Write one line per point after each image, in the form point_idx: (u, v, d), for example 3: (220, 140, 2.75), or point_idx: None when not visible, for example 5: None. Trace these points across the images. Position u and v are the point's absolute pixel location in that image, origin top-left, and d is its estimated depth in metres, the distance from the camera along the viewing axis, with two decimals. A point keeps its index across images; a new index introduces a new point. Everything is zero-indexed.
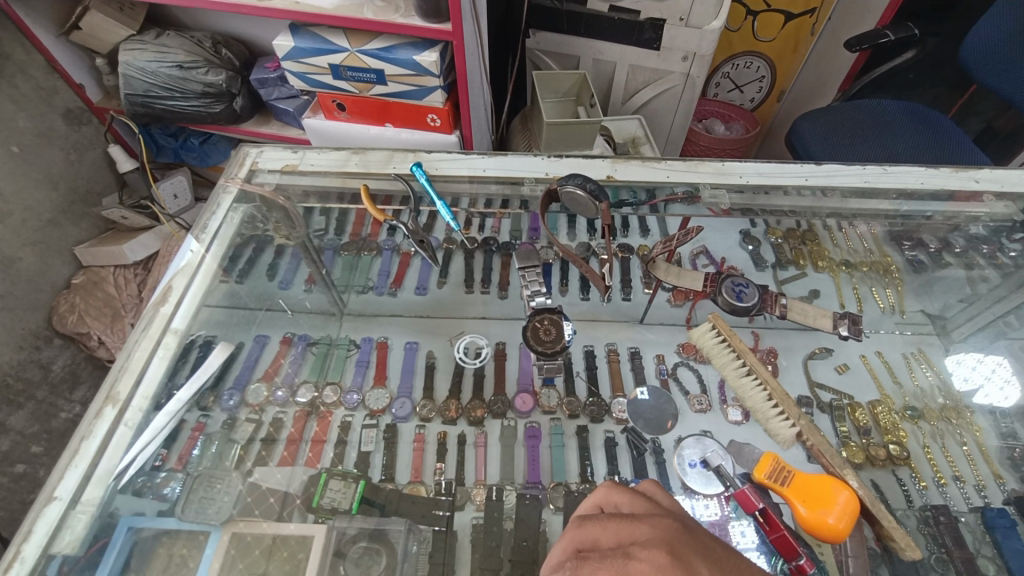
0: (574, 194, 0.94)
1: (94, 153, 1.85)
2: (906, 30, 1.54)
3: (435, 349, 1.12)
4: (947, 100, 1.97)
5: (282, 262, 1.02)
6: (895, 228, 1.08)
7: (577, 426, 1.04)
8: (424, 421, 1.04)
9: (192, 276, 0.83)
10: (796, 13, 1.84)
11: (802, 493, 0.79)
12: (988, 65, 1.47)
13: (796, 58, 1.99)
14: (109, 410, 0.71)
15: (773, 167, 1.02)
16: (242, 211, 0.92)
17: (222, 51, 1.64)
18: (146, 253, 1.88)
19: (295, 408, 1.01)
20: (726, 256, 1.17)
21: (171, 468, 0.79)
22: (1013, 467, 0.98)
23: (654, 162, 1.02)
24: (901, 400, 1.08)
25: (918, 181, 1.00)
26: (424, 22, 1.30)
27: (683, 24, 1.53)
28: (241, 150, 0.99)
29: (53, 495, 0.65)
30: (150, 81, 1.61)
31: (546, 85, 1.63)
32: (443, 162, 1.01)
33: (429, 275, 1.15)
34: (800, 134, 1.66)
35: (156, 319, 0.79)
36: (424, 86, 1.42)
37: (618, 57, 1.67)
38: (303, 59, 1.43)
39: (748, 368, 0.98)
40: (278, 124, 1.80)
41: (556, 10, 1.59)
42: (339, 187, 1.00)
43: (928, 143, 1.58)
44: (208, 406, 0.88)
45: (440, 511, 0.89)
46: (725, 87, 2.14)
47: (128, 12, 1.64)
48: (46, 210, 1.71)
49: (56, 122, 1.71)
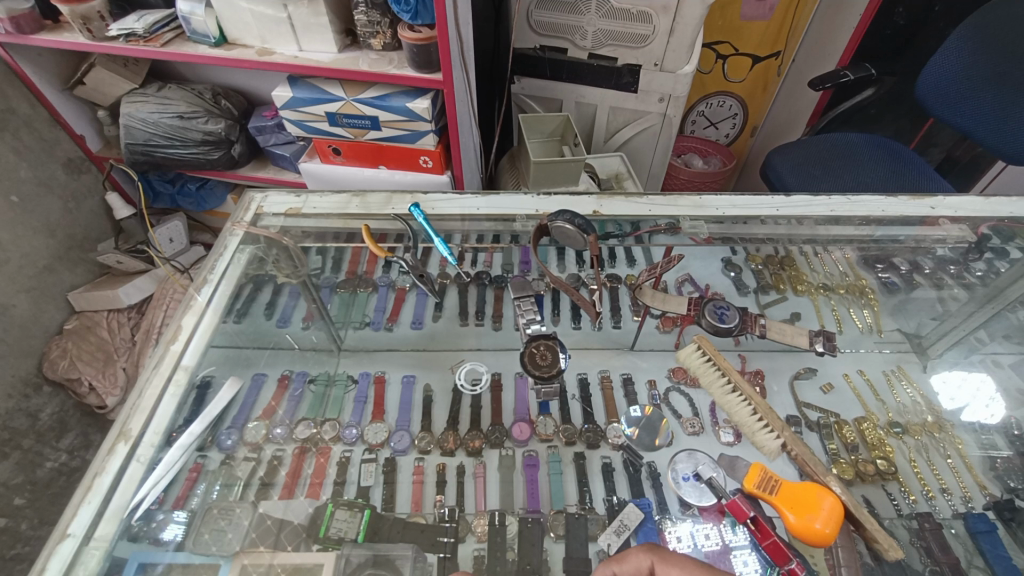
0: (564, 228, 1.00)
1: (92, 201, 1.89)
2: (864, 70, 1.65)
3: (432, 381, 1.14)
4: (909, 133, 2.11)
5: (280, 301, 1.06)
6: (867, 253, 1.15)
7: (575, 453, 1.05)
8: (423, 453, 1.05)
9: (201, 315, 0.86)
10: (763, 57, 1.98)
11: (790, 501, 0.82)
12: (944, 99, 1.58)
13: (766, 97, 2.13)
14: (121, 446, 0.73)
15: (748, 199, 1.08)
16: (248, 252, 0.96)
17: (221, 102, 1.72)
18: (141, 296, 1.91)
19: (293, 445, 1.01)
20: (709, 282, 1.23)
21: (168, 509, 0.78)
22: (997, 478, 1.02)
23: (637, 197, 1.08)
24: (885, 416, 1.12)
25: (882, 208, 1.06)
26: (417, 73, 1.38)
27: (658, 69, 1.64)
28: (246, 195, 1.04)
29: (66, 532, 0.66)
30: (150, 130, 1.67)
31: (532, 127, 1.72)
32: (438, 202, 1.06)
33: (425, 309, 1.18)
34: (774, 168, 1.75)
35: (166, 356, 0.81)
36: (415, 130, 1.50)
37: (599, 100, 1.77)
38: (300, 108, 1.50)
39: (733, 386, 1.02)
40: (274, 169, 1.87)
41: (540, 58, 1.70)
42: (338, 228, 1.04)
43: (893, 172, 1.68)
44: (206, 446, 0.86)
45: (444, 538, 0.91)
46: (700, 125, 2.26)
47: (132, 68, 1.71)
48: (42, 256, 1.73)
49: (57, 171, 1.75)
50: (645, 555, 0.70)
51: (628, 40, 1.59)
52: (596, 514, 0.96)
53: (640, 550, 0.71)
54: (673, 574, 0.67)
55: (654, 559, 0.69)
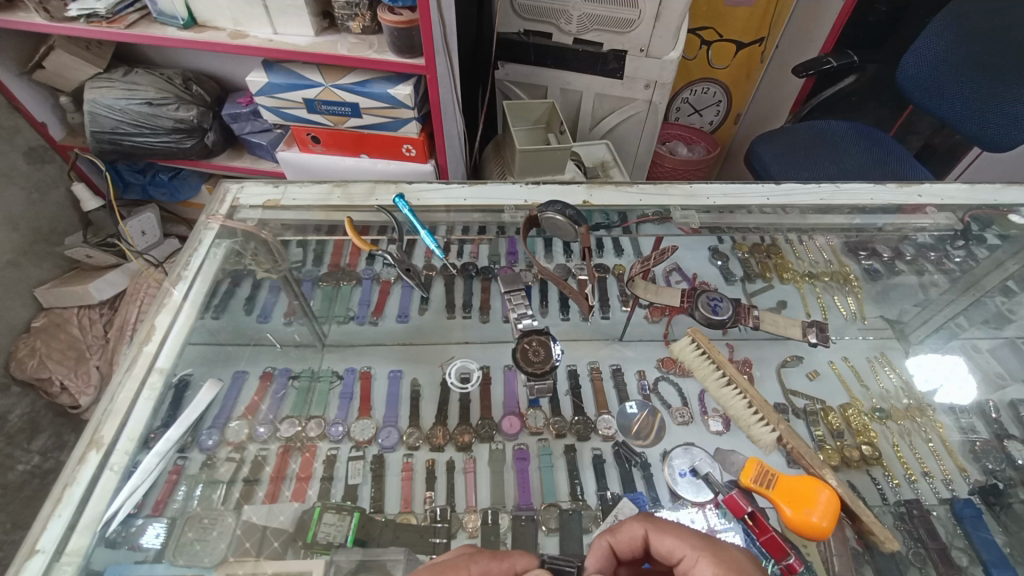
0: (555, 220, 0.98)
1: (57, 192, 1.80)
2: (846, 57, 1.65)
3: (419, 375, 1.11)
4: (888, 120, 2.13)
5: (259, 296, 1.01)
6: (851, 240, 1.16)
7: (565, 446, 1.04)
8: (411, 449, 1.03)
9: (177, 313, 0.84)
10: (747, 43, 1.97)
11: (786, 494, 0.84)
12: (922, 89, 1.60)
13: (749, 84, 2.13)
14: (94, 454, 0.70)
15: (737, 188, 1.08)
16: (225, 247, 0.94)
17: (193, 88, 1.64)
18: (114, 291, 1.83)
19: (277, 444, 0.97)
20: (697, 271, 1.22)
21: (147, 514, 0.75)
22: (975, 459, 1.04)
23: (627, 186, 1.07)
24: (869, 402, 1.13)
25: (869, 197, 1.07)
26: (398, 58, 1.34)
27: (644, 55, 1.62)
28: (222, 186, 1.01)
29: (36, 547, 0.63)
30: (118, 118, 1.59)
31: (517, 114, 1.69)
32: (423, 192, 1.04)
33: (411, 301, 1.16)
34: (758, 156, 1.74)
35: (140, 358, 0.79)
36: (398, 117, 1.46)
37: (585, 87, 1.74)
38: (277, 94, 1.45)
39: (728, 378, 1.03)
40: (250, 158, 1.81)
41: (524, 44, 1.66)
42: (320, 220, 1.02)
43: (875, 160, 1.70)
44: (186, 447, 0.83)
45: (436, 538, 0.89)
46: (685, 112, 2.25)
47: (96, 50, 1.62)
48: (5, 251, 1.66)
49: (18, 161, 1.67)
50: (641, 524, 0.66)
51: (612, 25, 1.56)
52: (588, 508, 0.95)
53: (635, 520, 0.67)
54: (666, 541, 0.63)
55: (648, 528, 0.65)
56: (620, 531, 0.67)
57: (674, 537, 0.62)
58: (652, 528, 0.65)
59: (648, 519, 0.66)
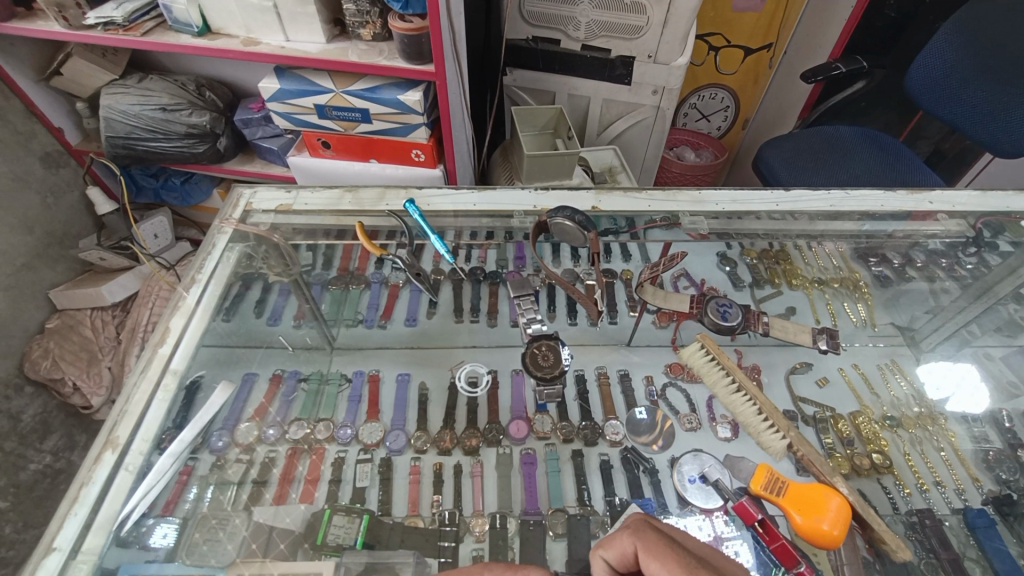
0: (563, 225, 0.99)
1: (71, 195, 1.83)
2: (855, 63, 1.64)
3: (426, 379, 1.12)
4: (898, 126, 2.12)
5: (270, 299, 1.03)
6: (860, 246, 1.15)
7: (572, 451, 1.05)
8: (419, 453, 1.03)
9: (190, 316, 0.85)
10: (755, 49, 1.97)
11: (796, 501, 0.84)
12: (934, 94, 1.58)
13: (757, 90, 2.13)
14: (109, 454, 0.71)
15: (745, 194, 1.08)
16: (238, 251, 0.95)
17: (205, 94, 1.66)
18: (126, 294, 1.87)
19: (285, 446, 0.98)
20: (705, 277, 1.21)
21: (157, 514, 0.76)
22: (988, 469, 1.03)
23: (635, 192, 1.08)
24: (880, 410, 1.12)
25: (878, 203, 1.07)
26: (408, 64, 1.35)
27: (651, 61, 1.62)
28: (234, 191, 1.02)
29: (52, 545, 0.64)
30: (132, 123, 1.62)
31: (525, 119, 1.69)
32: (433, 198, 1.06)
33: (419, 305, 1.16)
34: (766, 161, 1.74)
35: (154, 360, 0.79)
36: (407, 123, 1.47)
37: (592, 92, 1.75)
38: (288, 100, 1.46)
39: (737, 385, 1.02)
40: (261, 163, 1.83)
41: (532, 50, 1.67)
42: (331, 225, 1.03)
43: (884, 166, 1.69)
44: (197, 448, 0.83)
45: (444, 542, 0.89)
46: (692, 118, 2.25)
47: (111, 58, 1.65)
48: (20, 254, 1.68)
49: (34, 165, 1.70)
50: (629, 540, 0.61)
51: (621, 32, 1.57)
52: (595, 513, 0.95)
53: (625, 534, 0.62)
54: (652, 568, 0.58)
55: (636, 547, 0.60)
56: (613, 542, 0.63)
57: (658, 564, 0.57)
58: (640, 547, 0.60)
59: (639, 534, 0.61)
